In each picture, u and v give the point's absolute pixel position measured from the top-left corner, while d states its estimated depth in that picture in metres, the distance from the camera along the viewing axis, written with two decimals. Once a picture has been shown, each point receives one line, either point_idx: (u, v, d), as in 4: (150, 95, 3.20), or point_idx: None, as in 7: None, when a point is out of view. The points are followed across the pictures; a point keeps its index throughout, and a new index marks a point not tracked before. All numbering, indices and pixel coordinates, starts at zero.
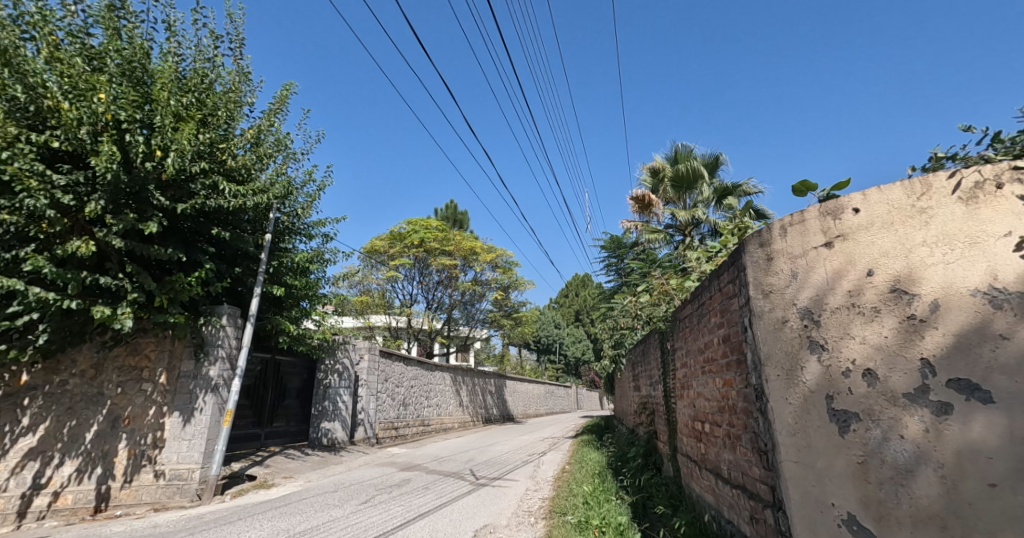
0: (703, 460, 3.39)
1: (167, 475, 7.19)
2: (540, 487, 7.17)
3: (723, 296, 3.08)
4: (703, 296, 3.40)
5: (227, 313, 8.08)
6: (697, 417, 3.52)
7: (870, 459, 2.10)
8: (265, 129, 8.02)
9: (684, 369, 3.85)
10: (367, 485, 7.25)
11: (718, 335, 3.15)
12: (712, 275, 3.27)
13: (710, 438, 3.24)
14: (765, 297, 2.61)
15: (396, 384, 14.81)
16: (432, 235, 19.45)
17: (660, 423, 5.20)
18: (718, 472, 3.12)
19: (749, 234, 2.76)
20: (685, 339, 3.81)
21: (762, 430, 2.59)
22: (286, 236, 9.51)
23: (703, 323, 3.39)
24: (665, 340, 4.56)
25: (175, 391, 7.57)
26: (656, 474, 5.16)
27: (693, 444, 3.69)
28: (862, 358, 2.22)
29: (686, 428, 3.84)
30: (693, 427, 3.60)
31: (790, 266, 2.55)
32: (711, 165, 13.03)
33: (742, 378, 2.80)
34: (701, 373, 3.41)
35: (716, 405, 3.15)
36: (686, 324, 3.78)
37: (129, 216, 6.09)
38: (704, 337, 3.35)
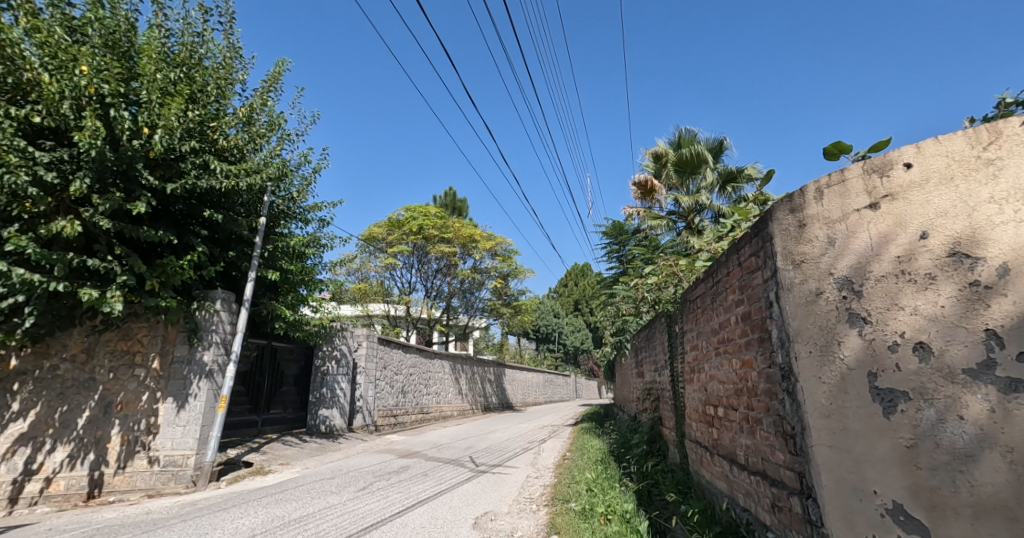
0: (716, 445, 3.24)
1: (161, 462, 7.02)
2: (542, 474, 7.07)
3: (743, 272, 2.93)
4: (719, 274, 3.25)
5: (221, 298, 7.90)
6: (708, 401, 3.39)
7: (921, 442, 1.92)
8: (258, 109, 7.80)
9: (694, 352, 3.71)
10: (365, 472, 7.10)
11: (736, 314, 3.01)
12: (730, 251, 3.11)
13: (725, 423, 3.10)
14: (797, 267, 2.47)
15: (395, 371, 14.70)
16: (432, 223, 19.22)
17: (665, 408, 5.08)
18: (732, 459, 2.98)
19: (779, 201, 2.62)
20: (696, 319, 3.67)
21: (788, 413, 2.45)
22: (281, 221, 9.40)
23: (718, 301, 3.26)
24: (674, 323, 4.38)
25: (169, 377, 7.43)
26: (661, 461, 5.04)
27: (702, 430, 3.54)
28: (912, 331, 2.03)
29: (697, 413, 3.67)
30: (703, 412, 3.46)
31: (826, 232, 2.38)
32: (715, 150, 12.80)
33: (765, 358, 2.66)
34: (714, 355, 3.27)
35: (732, 388, 3.00)
36: (698, 304, 3.63)
37: (116, 195, 5.90)
38: (720, 316, 3.20)
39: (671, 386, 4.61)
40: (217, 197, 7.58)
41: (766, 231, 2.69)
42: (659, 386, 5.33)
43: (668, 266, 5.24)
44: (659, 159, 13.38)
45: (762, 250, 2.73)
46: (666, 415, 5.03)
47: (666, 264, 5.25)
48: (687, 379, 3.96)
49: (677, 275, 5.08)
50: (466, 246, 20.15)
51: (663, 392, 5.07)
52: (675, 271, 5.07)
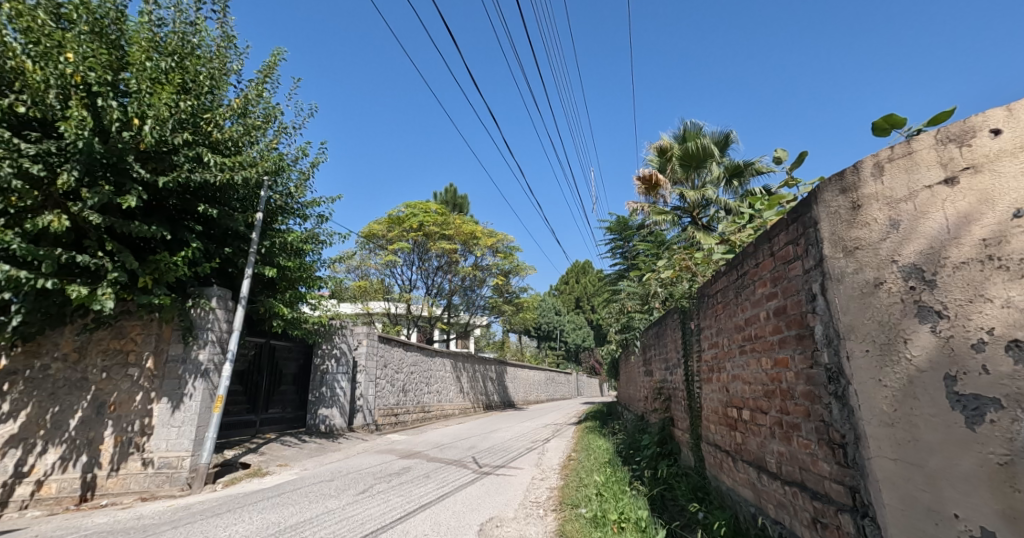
0: (741, 450, 2.99)
1: (155, 464, 6.81)
2: (546, 476, 6.88)
3: (776, 261, 2.54)
4: (745, 265, 2.90)
5: (216, 296, 7.69)
6: (731, 404, 3.14)
7: (1019, 459, 1.39)
8: (254, 100, 7.59)
9: (715, 351, 3.44)
10: (365, 474, 6.89)
11: (767, 309, 2.63)
12: (759, 239, 2.74)
13: (754, 428, 2.78)
14: (849, 256, 2.02)
15: (396, 370, 14.51)
16: (432, 219, 18.97)
17: (678, 409, 4.84)
18: (760, 467, 2.73)
19: (827, 179, 2.16)
20: (721, 316, 3.32)
21: (836, 419, 2.05)
22: (280, 217, 9.24)
23: (747, 295, 2.87)
24: (691, 319, 4.13)
25: (163, 376, 7.21)
26: (674, 464, 4.81)
27: (726, 435, 3.25)
28: (1003, 326, 1.49)
29: (714, 416, 3.49)
30: (726, 415, 3.23)
31: (887, 215, 1.90)
32: (721, 143, 12.56)
33: (805, 358, 2.27)
34: (739, 353, 2.97)
35: (761, 390, 2.67)
36: (721, 299, 3.32)
37: (105, 189, 5.68)
38: (749, 310, 2.85)
39: (686, 387, 4.34)
40: (211, 192, 7.35)
41: (814, 214, 2.23)
42: (672, 386, 5.08)
43: (681, 261, 4.99)
44: (663, 153, 13.14)
45: (802, 235, 2.31)
46: (680, 417, 4.79)
47: (679, 259, 5.01)
48: (707, 380, 3.65)
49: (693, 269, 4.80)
50: (467, 243, 19.93)
51: (677, 392, 4.82)
52: (691, 265, 4.79)
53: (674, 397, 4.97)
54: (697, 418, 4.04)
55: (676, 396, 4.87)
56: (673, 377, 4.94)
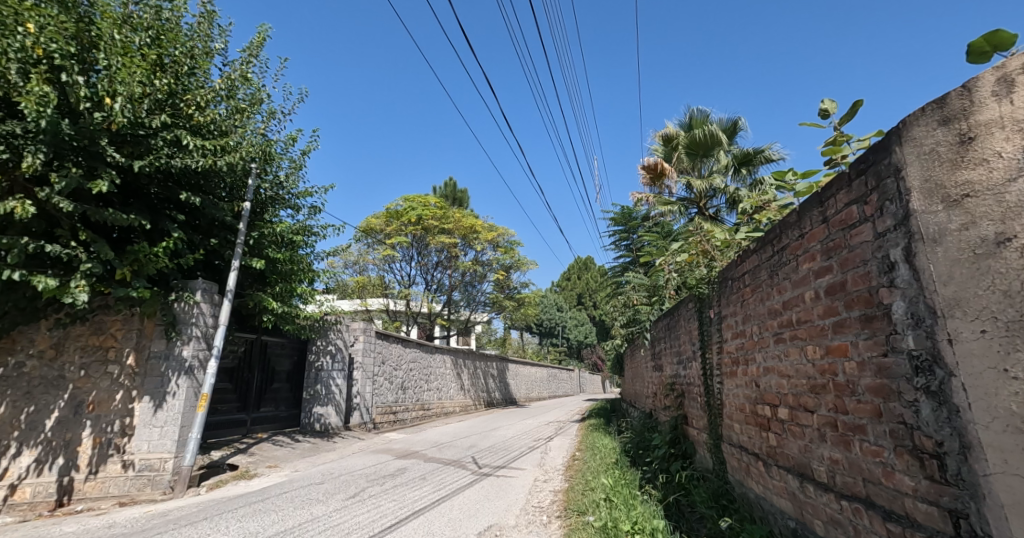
0: (776, 454, 2.59)
1: (136, 466, 6.43)
2: (550, 478, 6.49)
3: (831, 230, 2.10)
4: (784, 239, 2.48)
5: (201, 289, 7.29)
6: (763, 400, 2.74)
7: None
8: (239, 81, 7.21)
9: (742, 341, 3.03)
10: (357, 477, 6.51)
11: (817, 288, 2.20)
12: (804, 207, 2.32)
13: (795, 427, 2.38)
14: (956, 206, 1.56)
15: (394, 367, 14.13)
16: (431, 213, 18.56)
17: (693, 406, 4.44)
18: (805, 474, 2.31)
19: (928, 106, 1.69)
20: (751, 300, 2.89)
21: (926, 422, 1.61)
22: (270, 207, 8.86)
23: (789, 272, 2.43)
24: (710, 306, 3.74)
25: (145, 374, 6.84)
26: (689, 466, 4.40)
27: (756, 437, 2.86)
28: None
29: (741, 414, 3.08)
30: (755, 414, 2.84)
31: (1019, 142, 1.42)
32: (729, 131, 12.11)
33: (875, 344, 1.83)
34: (777, 342, 2.55)
35: (810, 384, 2.24)
36: (750, 282, 2.91)
37: (73, 171, 5.28)
38: (790, 292, 2.41)
39: (704, 381, 3.94)
40: (196, 179, 6.96)
41: (900, 158, 1.76)
42: (686, 380, 4.66)
43: (695, 244, 4.60)
44: (669, 142, 12.71)
45: (872, 191, 1.87)
46: (696, 414, 4.37)
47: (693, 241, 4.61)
48: (731, 374, 3.25)
49: (706, 253, 4.39)
50: (467, 238, 19.52)
51: (693, 388, 4.40)
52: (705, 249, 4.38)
53: (689, 393, 4.56)
54: (717, 415, 3.64)
55: (692, 392, 4.46)
56: (688, 371, 4.52)
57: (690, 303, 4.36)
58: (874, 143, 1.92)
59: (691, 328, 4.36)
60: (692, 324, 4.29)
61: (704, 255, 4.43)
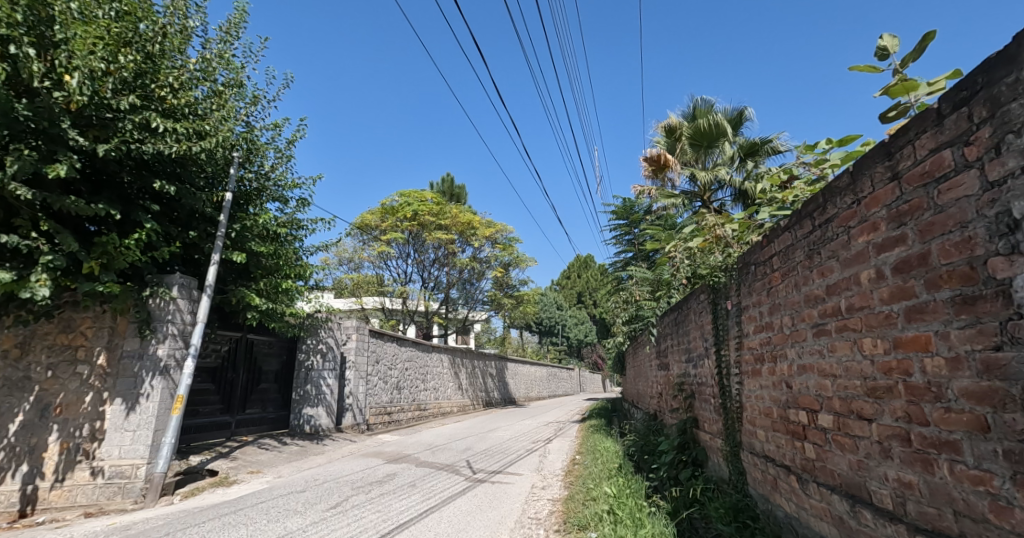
0: (817, 469, 2.16)
1: (106, 473, 6.03)
2: (548, 484, 6.08)
3: (909, 191, 1.66)
4: (833, 210, 2.05)
5: (177, 284, 6.86)
6: (800, 405, 2.31)
7: None
8: (217, 61, 6.77)
9: (770, 336, 2.60)
10: (341, 483, 6.10)
11: (886, 265, 1.75)
12: (868, 163, 1.86)
13: (848, 440, 1.95)
14: None
15: (388, 366, 13.72)
16: (428, 209, 18.13)
17: (706, 408, 4.02)
18: (861, 498, 1.87)
19: None
20: (783, 286, 2.46)
21: None
22: (255, 200, 8.46)
23: (841, 248, 2.00)
24: (727, 297, 3.30)
25: (117, 374, 6.43)
26: (701, 475, 3.98)
27: (789, 447, 2.43)
28: None
29: (769, 420, 2.65)
30: (788, 421, 2.41)
31: None
32: (734, 121, 11.67)
33: (983, 335, 1.38)
34: (823, 336, 2.11)
35: (872, 386, 1.80)
36: (781, 265, 2.48)
37: (28, 154, 4.86)
38: (844, 272, 1.97)
39: (719, 381, 3.51)
40: (172, 167, 6.56)
41: None
42: (698, 380, 4.23)
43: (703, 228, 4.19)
44: (672, 133, 12.29)
45: (985, 124, 1.40)
46: (710, 418, 3.94)
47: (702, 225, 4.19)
48: (755, 373, 2.82)
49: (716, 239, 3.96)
50: (464, 234, 19.09)
51: (706, 389, 3.97)
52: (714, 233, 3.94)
53: (701, 394, 4.12)
54: (735, 420, 3.22)
55: (705, 394, 4.02)
56: (701, 370, 4.09)
57: (703, 293, 3.92)
58: (983, 61, 1.45)
59: (704, 322, 3.92)
60: (706, 318, 3.85)
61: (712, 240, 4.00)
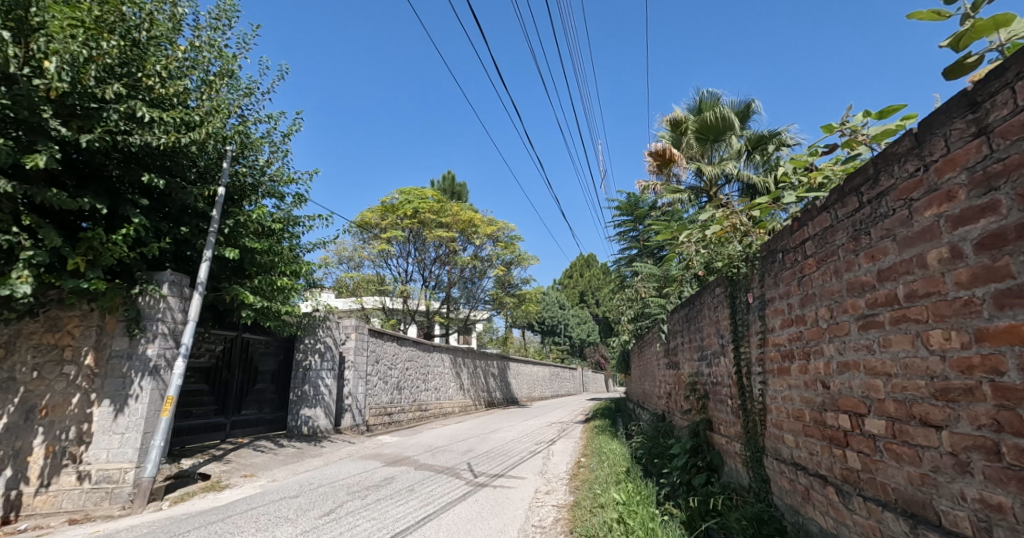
0: (867, 483, 1.89)
1: (92, 478, 5.77)
2: (552, 489, 5.82)
3: (1000, 151, 1.38)
4: (892, 182, 1.78)
5: (167, 281, 6.61)
6: (842, 408, 2.04)
7: None
8: (206, 48, 6.55)
9: (803, 330, 2.34)
10: (336, 488, 5.85)
11: (967, 243, 1.47)
12: (937, 126, 1.59)
13: (909, 450, 1.69)
14: None
15: (389, 366, 13.48)
16: (428, 207, 17.90)
17: (723, 410, 3.76)
18: (929, 519, 1.60)
19: None
20: (820, 273, 2.20)
21: None
22: (249, 195, 8.23)
23: (899, 226, 1.74)
24: (748, 289, 3.04)
25: (105, 375, 6.19)
26: (717, 482, 3.72)
27: (827, 455, 2.17)
28: None
29: (800, 425, 2.39)
30: (826, 427, 2.15)
31: None
32: (741, 114, 11.40)
33: None
34: (875, 329, 1.85)
35: (946, 388, 1.53)
36: (819, 250, 2.22)
37: (6, 143, 4.61)
38: (906, 253, 1.70)
39: (737, 381, 3.25)
40: (161, 160, 6.34)
41: None
42: (713, 380, 3.97)
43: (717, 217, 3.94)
44: (677, 127, 12.02)
45: None
46: (728, 421, 3.68)
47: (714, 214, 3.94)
48: (782, 372, 2.57)
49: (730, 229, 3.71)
50: (465, 232, 18.85)
51: (723, 389, 3.71)
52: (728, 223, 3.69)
53: (717, 395, 3.86)
54: (758, 423, 2.96)
55: (722, 394, 3.76)
56: (717, 370, 3.83)
57: (719, 287, 3.67)
58: None
59: (721, 317, 3.66)
60: (722, 313, 3.59)
61: (726, 231, 3.74)
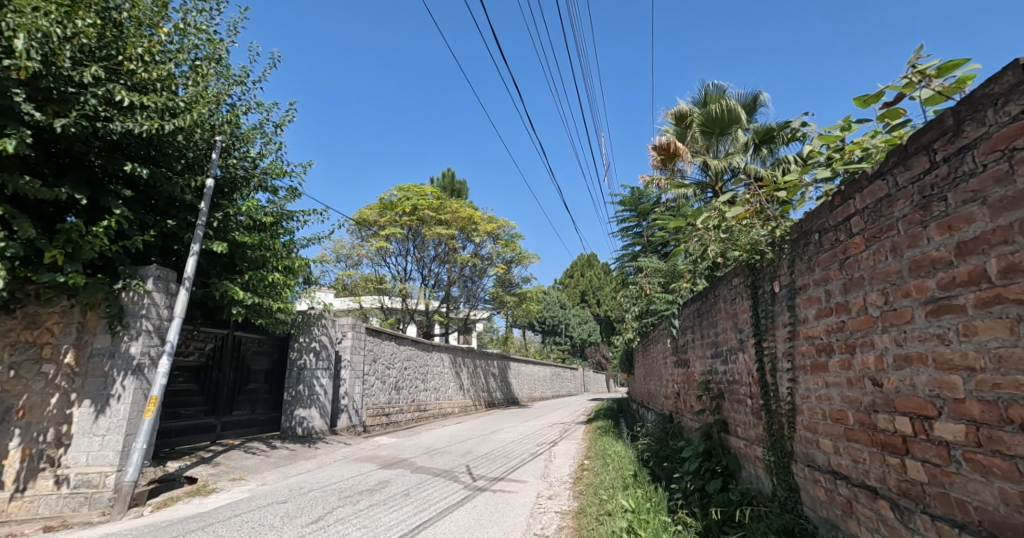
0: (941, 500, 1.60)
1: (71, 482, 5.49)
2: (555, 494, 5.53)
3: None
4: (982, 135, 1.48)
5: (152, 276, 6.29)
6: (904, 410, 1.75)
7: None
8: (192, 31, 6.28)
9: (848, 319, 2.05)
10: (327, 493, 5.57)
11: None
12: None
13: (1002, 462, 1.39)
14: None
15: (386, 365, 13.20)
16: (427, 204, 17.61)
17: (741, 410, 3.47)
18: None
19: None
20: (873, 252, 1.91)
21: None
22: (240, 188, 7.95)
23: (994, 185, 1.44)
24: (774, 277, 2.75)
25: (86, 374, 5.90)
26: (735, 489, 3.42)
27: (880, 464, 1.88)
28: None
29: (844, 429, 2.09)
30: (883, 431, 1.85)
31: None
32: (748, 107, 11.10)
33: None
34: (954, 316, 1.55)
35: None
36: (873, 227, 1.92)
37: None
38: (1002, 221, 1.41)
39: (760, 381, 2.96)
40: (146, 150, 6.07)
41: None
42: (730, 378, 3.68)
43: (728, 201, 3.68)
44: (682, 120, 11.73)
45: None
46: (747, 423, 3.39)
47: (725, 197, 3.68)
48: (818, 368, 2.29)
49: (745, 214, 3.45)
50: (465, 230, 18.56)
51: (742, 389, 3.42)
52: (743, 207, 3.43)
53: (735, 394, 3.57)
54: (785, 426, 2.67)
55: (741, 394, 3.47)
56: (735, 367, 3.53)
57: (738, 277, 3.37)
58: None
59: (740, 310, 3.37)
60: (742, 306, 3.30)
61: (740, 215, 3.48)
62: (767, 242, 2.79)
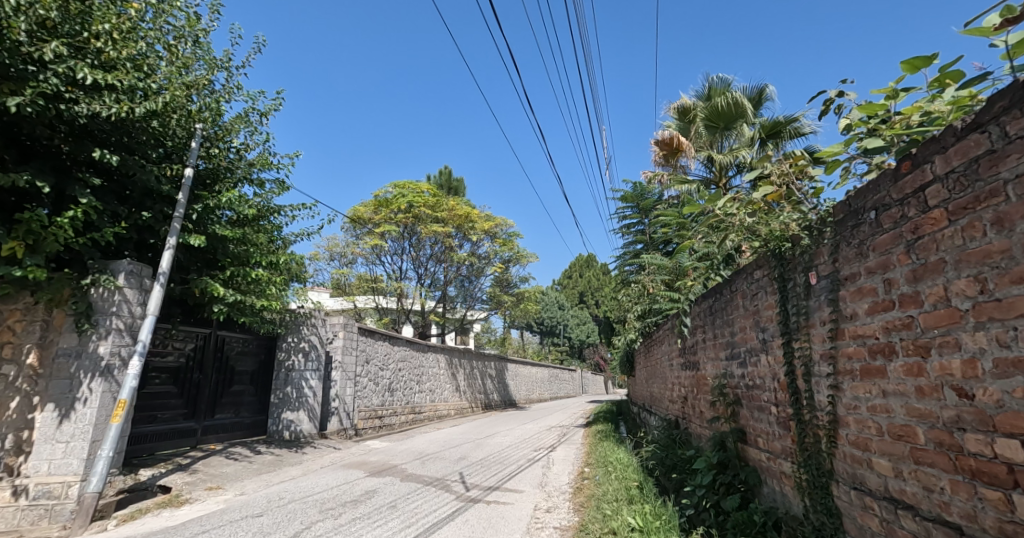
0: None
1: (30, 494, 5.07)
2: (553, 506, 5.14)
3: None
4: None
5: (123, 272, 5.87)
6: (1013, 428, 1.38)
7: None
8: (167, 9, 5.92)
9: (924, 314, 1.69)
10: (308, 506, 5.17)
11: None
12: None
13: None
14: None
15: (380, 367, 12.79)
16: (423, 201, 17.21)
17: (765, 419, 3.09)
18: None
19: None
20: (961, 228, 1.56)
21: None
22: (223, 180, 7.56)
23: None
24: (808, 268, 2.39)
25: (50, 376, 5.49)
26: (758, 508, 3.04)
27: (970, 497, 1.52)
28: None
29: (918, 449, 1.72)
30: (983, 455, 1.47)
31: None
32: (753, 101, 10.74)
33: None
34: None
35: None
36: (964, 195, 1.56)
37: None
38: None
39: (790, 388, 2.60)
40: (117, 136, 5.71)
41: None
42: (749, 383, 3.32)
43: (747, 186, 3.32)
44: (685, 115, 11.37)
45: None
46: (771, 434, 3.02)
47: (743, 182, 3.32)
48: (873, 374, 1.93)
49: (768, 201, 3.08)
50: (462, 228, 18.21)
51: (765, 395, 3.06)
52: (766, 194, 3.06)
53: (756, 401, 3.20)
54: (822, 441, 2.31)
55: (763, 402, 3.10)
56: (757, 371, 3.16)
57: (761, 270, 3.01)
58: None
59: (763, 307, 3.01)
60: (766, 302, 2.94)
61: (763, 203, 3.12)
62: (803, 228, 2.42)
